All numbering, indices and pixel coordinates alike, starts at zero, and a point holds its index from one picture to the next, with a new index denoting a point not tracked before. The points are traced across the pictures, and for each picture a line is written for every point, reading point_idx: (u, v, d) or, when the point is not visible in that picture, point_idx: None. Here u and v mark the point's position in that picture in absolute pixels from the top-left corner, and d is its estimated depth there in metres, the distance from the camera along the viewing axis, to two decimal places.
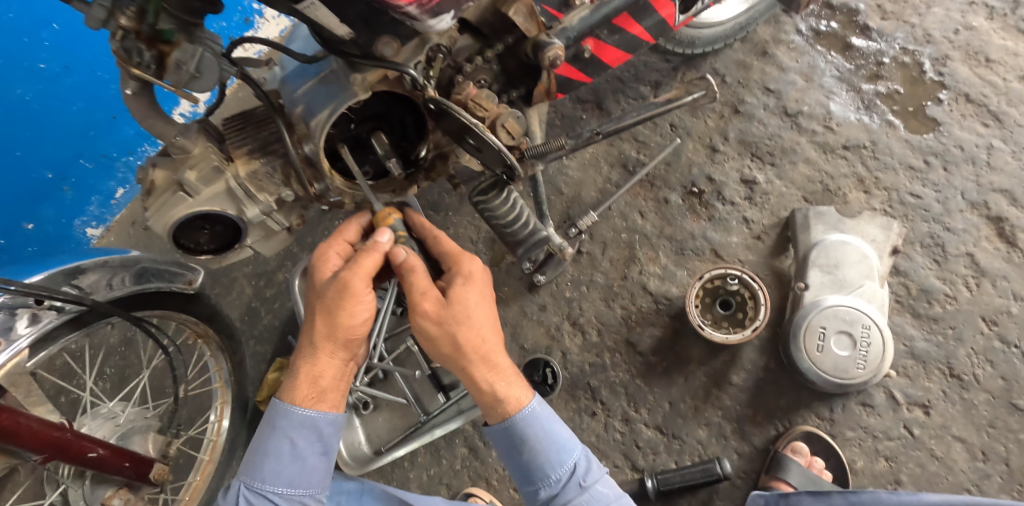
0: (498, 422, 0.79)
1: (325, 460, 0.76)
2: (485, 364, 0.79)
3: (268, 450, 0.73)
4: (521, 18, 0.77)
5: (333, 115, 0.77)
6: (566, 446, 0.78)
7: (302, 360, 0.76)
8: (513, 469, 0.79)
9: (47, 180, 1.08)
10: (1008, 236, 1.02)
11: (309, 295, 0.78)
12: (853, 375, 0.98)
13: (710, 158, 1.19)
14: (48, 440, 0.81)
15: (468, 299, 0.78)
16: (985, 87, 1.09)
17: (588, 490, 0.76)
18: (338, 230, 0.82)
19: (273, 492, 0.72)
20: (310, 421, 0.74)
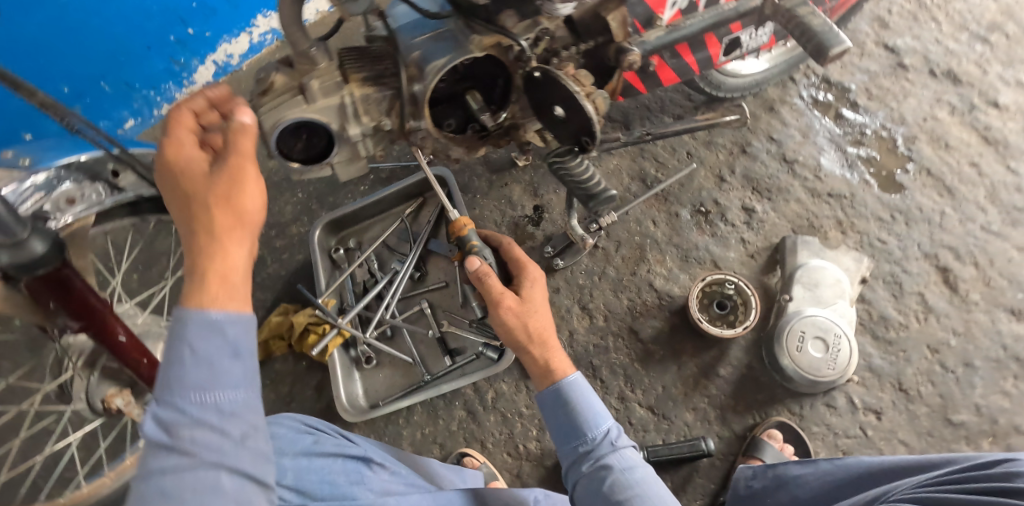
0: (547, 386, 0.88)
1: (238, 364, 0.63)
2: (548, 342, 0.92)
3: (169, 360, 0.61)
4: (615, 24, 0.93)
5: (449, 63, 0.88)
6: (602, 414, 0.86)
7: (201, 260, 0.65)
8: (554, 432, 0.87)
9: (62, 94, 1.25)
10: (952, 284, 1.23)
11: (172, 184, 0.68)
12: (825, 373, 1.15)
13: (718, 186, 1.38)
14: (89, 310, 0.93)
15: (535, 294, 0.97)
16: (943, 165, 1.32)
17: (619, 453, 0.82)
18: (170, 116, 0.72)
19: (182, 401, 0.60)
20: (209, 320, 0.62)
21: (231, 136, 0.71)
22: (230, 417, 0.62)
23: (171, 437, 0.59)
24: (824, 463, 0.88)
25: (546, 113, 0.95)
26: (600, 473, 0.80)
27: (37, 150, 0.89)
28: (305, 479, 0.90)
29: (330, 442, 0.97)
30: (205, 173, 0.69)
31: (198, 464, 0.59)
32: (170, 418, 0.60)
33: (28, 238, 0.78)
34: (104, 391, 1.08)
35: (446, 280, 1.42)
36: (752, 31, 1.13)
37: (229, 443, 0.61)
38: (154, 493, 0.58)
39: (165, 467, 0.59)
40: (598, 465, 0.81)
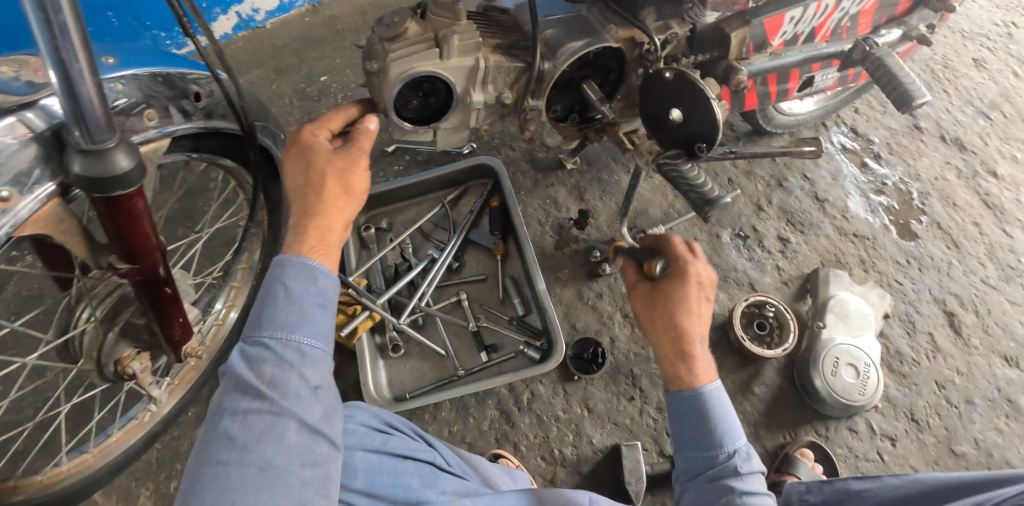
0: (684, 388, 0.83)
1: (319, 312, 0.76)
2: (695, 339, 0.85)
3: (266, 302, 0.75)
4: (733, 42, 0.98)
5: (585, 48, 0.88)
6: (733, 433, 0.80)
7: (314, 223, 0.80)
8: (677, 438, 0.83)
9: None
10: (956, 328, 1.36)
11: (301, 158, 0.83)
12: (855, 398, 1.21)
13: (756, 213, 1.44)
14: (147, 249, 0.80)
15: (689, 293, 0.87)
16: (951, 221, 1.46)
17: (743, 478, 0.76)
18: (322, 115, 0.89)
19: (268, 338, 0.72)
20: (308, 269, 0.77)
21: (357, 134, 0.87)
22: (309, 363, 0.72)
23: (255, 374, 0.69)
24: (893, 479, 0.96)
25: (660, 111, 0.95)
26: (715, 492, 0.76)
27: (114, 49, 0.78)
28: (377, 481, 0.78)
29: (402, 443, 0.85)
30: (330, 152, 0.84)
31: (268, 406, 0.67)
32: (257, 355, 0.71)
33: (112, 148, 0.65)
34: (120, 352, 0.94)
35: (484, 274, 1.37)
36: (826, 73, 1.20)
37: (305, 389, 0.70)
38: (224, 433, 0.66)
39: (237, 409, 0.67)
40: (718, 483, 0.76)
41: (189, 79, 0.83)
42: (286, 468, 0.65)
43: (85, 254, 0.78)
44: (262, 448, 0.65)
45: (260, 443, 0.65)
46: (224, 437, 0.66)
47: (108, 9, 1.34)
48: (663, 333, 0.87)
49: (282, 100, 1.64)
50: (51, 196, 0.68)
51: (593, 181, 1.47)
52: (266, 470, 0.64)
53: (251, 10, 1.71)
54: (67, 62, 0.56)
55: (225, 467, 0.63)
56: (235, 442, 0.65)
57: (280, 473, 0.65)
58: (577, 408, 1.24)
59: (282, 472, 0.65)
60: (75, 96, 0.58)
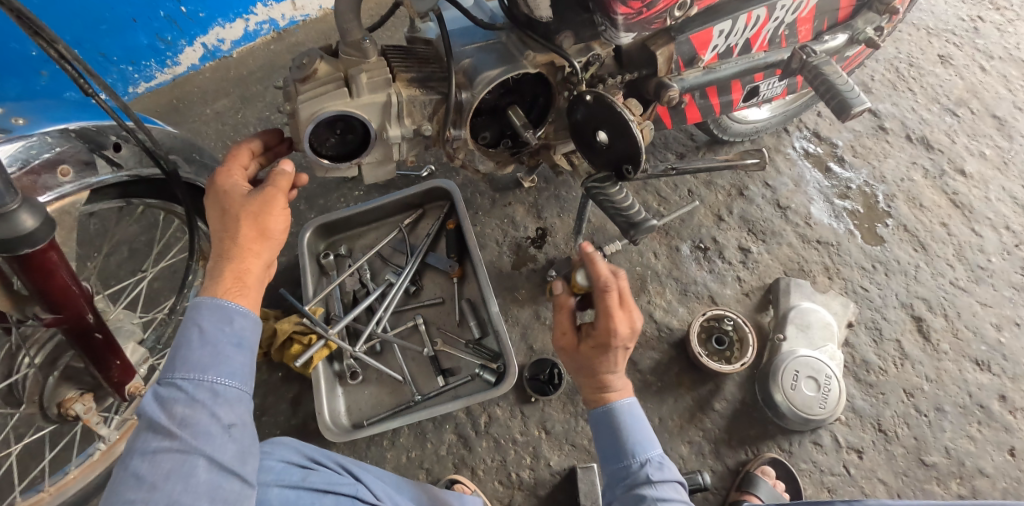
0: (599, 410, 0.89)
1: (236, 353, 0.71)
2: (613, 379, 0.89)
3: (180, 343, 0.70)
4: (662, 59, 0.96)
5: (501, 76, 0.88)
6: (648, 443, 0.86)
7: (228, 267, 0.75)
8: (602, 455, 0.88)
9: (30, 57, 1.33)
10: (925, 333, 1.33)
11: (216, 201, 0.79)
12: (816, 412, 1.19)
13: (716, 224, 1.43)
14: (69, 297, 0.80)
15: (610, 357, 0.87)
16: (918, 223, 1.44)
17: (656, 484, 0.81)
18: (230, 154, 0.87)
19: (181, 378, 0.67)
20: (222, 310, 0.72)
21: (273, 174, 0.82)
22: (223, 402, 0.68)
23: (165, 414, 0.65)
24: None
25: (587, 135, 0.95)
26: (631, 499, 0.81)
27: (29, 110, 0.81)
28: None
29: (324, 478, 0.86)
30: (244, 194, 0.80)
31: (178, 445, 0.63)
32: (168, 394, 0.66)
33: (16, 211, 0.66)
34: (62, 394, 0.92)
35: (442, 296, 1.37)
36: (771, 81, 1.18)
37: (217, 427, 0.66)
38: (132, 474, 0.62)
39: (147, 449, 0.63)
40: (633, 491, 0.81)
41: (110, 130, 0.85)
42: None
43: (8, 305, 0.78)
44: (170, 487, 0.61)
45: (168, 483, 0.61)
46: (131, 477, 0.61)
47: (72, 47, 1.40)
48: (585, 381, 0.91)
49: (246, 129, 1.66)
50: None
51: (551, 198, 1.46)
52: None
53: (216, 40, 1.69)
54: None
55: None
56: (143, 482, 0.61)
57: None
58: (534, 430, 1.23)
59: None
60: None
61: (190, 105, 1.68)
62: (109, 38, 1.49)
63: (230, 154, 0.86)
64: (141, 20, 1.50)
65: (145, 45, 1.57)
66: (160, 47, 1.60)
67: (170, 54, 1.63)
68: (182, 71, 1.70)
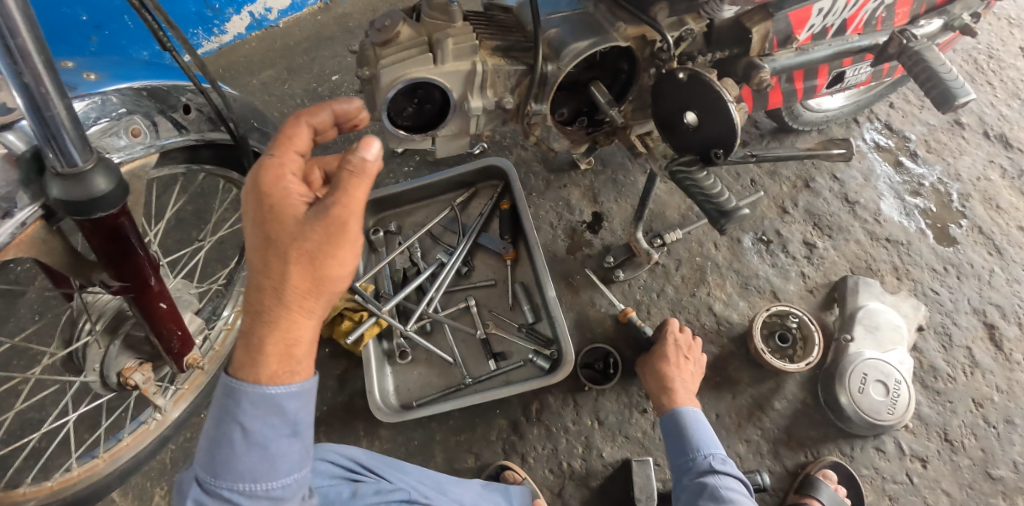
0: (667, 412, 1.03)
1: (291, 446, 0.63)
2: (676, 375, 1.07)
3: (222, 439, 0.61)
4: (757, 37, 0.90)
5: (590, 48, 0.84)
6: (711, 441, 0.98)
7: (271, 330, 0.60)
8: (670, 450, 1.01)
9: (80, 22, 1.25)
10: (997, 341, 1.27)
11: (259, 223, 0.60)
12: (884, 417, 1.14)
13: (780, 217, 1.37)
14: (137, 266, 0.72)
15: (670, 351, 1.10)
16: (993, 226, 1.37)
17: (719, 474, 0.93)
18: (280, 138, 0.65)
19: (230, 489, 0.60)
20: (267, 404, 0.61)
21: (345, 182, 0.58)
22: (281, 503, 0.63)
23: None
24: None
25: (673, 116, 0.91)
26: (696, 487, 0.92)
27: (100, 65, 0.74)
28: None
29: (371, 489, 0.86)
30: (303, 218, 0.59)
31: None
32: (220, 505, 0.60)
33: (90, 171, 0.59)
34: (122, 363, 0.86)
35: (494, 279, 1.33)
36: (857, 66, 1.11)
37: None
38: None
39: None
40: (698, 479, 0.93)
41: (182, 91, 0.79)
42: None
43: (71, 272, 0.69)
44: None
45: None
46: None
47: (125, 12, 1.29)
48: (653, 380, 1.09)
49: (292, 101, 1.54)
50: (35, 218, 0.63)
51: (608, 182, 1.41)
52: None
53: (263, 9, 1.59)
54: (30, 84, 0.51)
55: None
56: None
57: None
58: (587, 420, 1.20)
59: None
60: (42, 120, 0.53)
61: (235, 74, 1.56)
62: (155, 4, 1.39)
63: (283, 139, 0.65)
64: None
65: (193, 13, 1.46)
66: (208, 16, 1.49)
67: (217, 23, 1.53)
68: (228, 41, 1.59)
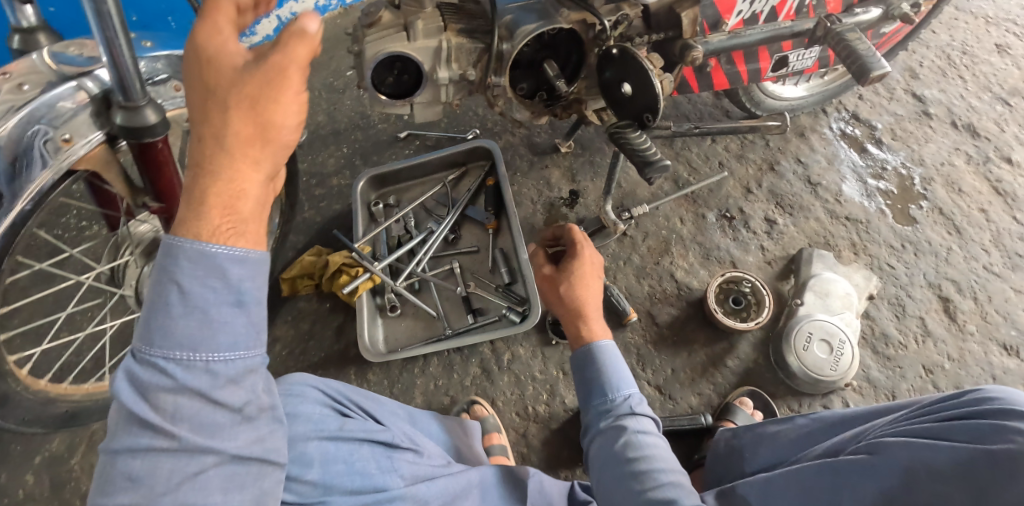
0: (582, 347, 0.95)
1: (236, 317, 0.59)
2: (591, 303, 1.01)
3: (154, 303, 0.57)
4: (687, 21, 1.04)
5: (538, 30, 0.99)
6: (627, 380, 0.90)
7: (211, 174, 0.61)
8: (583, 390, 0.92)
9: (132, 21, 1.48)
10: (951, 313, 1.33)
11: (197, 73, 0.61)
12: (826, 373, 1.22)
13: (744, 196, 1.48)
14: (173, 192, 0.92)
15: (585, 272, 1.04)
16: (954, 208, 1.44)
17: (637, 417, 0.86)
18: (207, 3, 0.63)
19: (164, 359, 0.56)
20: (207, 260, 0.57)
21: (285, 33, 0.61)
22: (226, 383, 0.58)
23: (152, 404, 0.56)
24: (802, 419, 0.95)
25: (612, 87, 1.05)
26: (615, 432, 0.85)
27: (152, 36, 0.94)
28: (332, 470, 0.84)
29: (359, 427, 0.92)
30: (238, 69, 0.61)
31: (179, 444, 0.56)
32: (153, 379, 0.56)
33: (143, 106, 0.79)
34: (153, 283, 1.08)
35: (478, 246, 1.48)
36: (801, 53, 1.24)
37: (224, 416, 0.58)
38: (126, 470, 0.56)
39: (138, 444, 0.56)
40: (616, 423, 0.85)
41: None
42: (203, 499, 0.57)
43: (124, 193, 0.91)
44: (176, 487, 0.56)
45: (168, 486, 0.56)
46: (127, 475, 0.56)
47: (168, 14, 1.53)
48: (567, 307, 1.01)
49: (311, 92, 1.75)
50: (101, 143, 0.82)
51: (586, 163, 1.56)
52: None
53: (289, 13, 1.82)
54: (111, 37, 0.71)
55: None
56: (140, 483, 0.56)
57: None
58: (553, 370, 1.33)
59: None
60: (115, 65, 0.73)
61: None
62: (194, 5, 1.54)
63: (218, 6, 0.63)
64: None
65: None
66: None
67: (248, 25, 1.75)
68: (258, 41, 1.82)
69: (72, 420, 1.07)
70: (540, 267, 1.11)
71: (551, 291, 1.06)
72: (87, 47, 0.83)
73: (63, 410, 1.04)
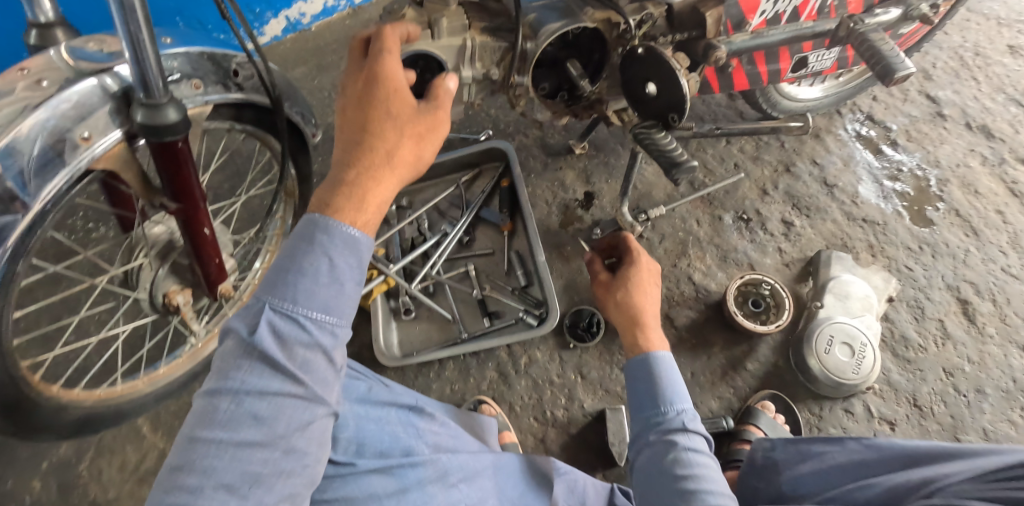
0: (638, 357, 0.95)
1: (359, 292, 0.66)
2: (647, 310, 1.05)
3: (304, 267, 0.61)
4: (710, 22, 1.04)
5: (563, 28, 0.97)
6: (682, 396, 0.88)
7: None
8: (634, 399, 0.91)
9: None
10: (970, 316, 1.33)
11: None
12: (849, 377, 1.21)
13: (761, 197, 1.47)
14: (191, 191, 0.89)
15: (641, 278, 1.11)
16: (971, 209, 1.44)
17: (688, 434, 0.84)
18: None
19: (304, 316, 0.60)
20: (355, 242, 0.64)
21: None
22: (339, 345, 0.63)
23: (284, 353, 0.59)
24: (853, 443, 0.91)
25: (636, 87, 1.03)
26: (665, 445, 0.83)
27: (172, 33, 0.93)
28: (366, 428, 0.87)
29: (385, 393, 0.96)
30: None
31: (302, 393, 0.59)
32: (291, 332, 0.59)
33: (164, 103, 0.77)
34: (168, 285, 1.05)
35: (492, 248, 1.46)
36: (820, 53, 1.23)
37: (331, 373, 0.63)
38: (248, 413, 0.56)
39: (262, 388, 0.57)
40: (667, 437, 0.83)
41: (230, 59, 0.96)
42: (306, 450, 0.60)
43: (140, 193, 0.88)
44: (291, 433, 0.59)
45: (287, 429, 0.58)
46: (247, 419, 0.56)
47: (176, 14, 1.50)
48: (621, 311, 1.07)
49: (321, 93, 1.73)
50: (119, 141, 0.80)
51: (600, 165, 1.55)
52: (289, 453, 0.59)
53: (298, 14, 1.79)
54: (134, 31, 0.69)
55: (250, 450, 0.56)
56: (261, 423, 0.57)
57: (301, 455, 0.59)
58: (571, 374, 1.32)
59: (302, 455, 0.59)
60: (137, 60, 0.71)
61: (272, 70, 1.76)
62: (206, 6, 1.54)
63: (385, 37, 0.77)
64: None
65: None
66: (249, 18, 1.68)
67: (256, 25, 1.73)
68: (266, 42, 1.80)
69: (86, 427, 1.05)
70: (599, 274, 1.19)
71: (607, 294, 1.14)
72: (107, 42, 0.81)
73: (78, 415, 1.02)
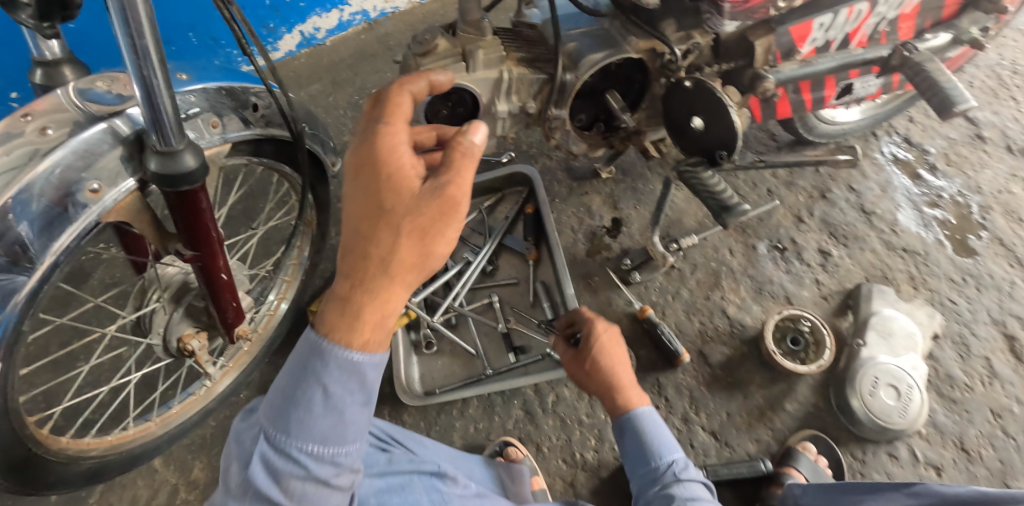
0: (630, 431, 0.95)
1: (363, 413, 0.63)
2: (624, 377, 1.01)
3: (300, 398, 0.59)
4: (761, 51, 0.96)
5: (604, 60, 0.93)
6: (670, 447, 0.92)
7: None
8: (628, 460, 0.94)
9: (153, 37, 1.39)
10: (1018, 353, 1.27)
11: None
12: (895, 421, 1.15)
13: (796, 225, 1.41)
14: (208, 237, 0.83)
15: (605, 345, 1.05)
16: (1015, 238, 1.38)
17: (684, 483, 0.86)
18: None
19: (298, 451, 0.59)
20: (354, 367, 0.60)
21: None
22: (341, 468, 0.62)
23: (280, 487, 0.59)
24: None
25: (679, 121, 0.98)
26: (664, 499, 0.85)
27: (188, 67, 0.86)
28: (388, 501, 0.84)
29: (404, 458, 0.92)
30: None
31: None
32: (286, 467, 0.59)
33: (181, 150, 0.68)
34: (182, 330, 0.98)
35: (516, 278, 1.41)
36: (866, 79, 1.18)
37: (333, 495, 0.62)
38: None
39: None
40: (664, 491, 0.85)
41: (250, 92, 0.90)
42: None
43: (154, 240, 0.82)
44: None
45: None
46: None
47: (190, 30, 1.45)
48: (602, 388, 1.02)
49: (336, 111, 1.67)
50: (132, 190, 0.72)
51: (628, 190, 1.49)
52: None
53: (313, 28, 1.73)
54: (148, 77, 0.60)
55: None
56: None
57: None
58: (600, 413, 1.26)
59: None
60: (151, 107, 0.62)
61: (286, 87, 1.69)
62: (218, 22, 1.48)
63: (391, 109, 0.68)
64: (249, 7, 1.53)
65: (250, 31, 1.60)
66: (263, 33, 1.62)
67: (271, 40, 1.67)
68: (280, 57, 1.74)
69: (96, 475, 0.98)
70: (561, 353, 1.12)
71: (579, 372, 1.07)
72: (117, 81, 0.74)
73: (89, 466, 0.96)
